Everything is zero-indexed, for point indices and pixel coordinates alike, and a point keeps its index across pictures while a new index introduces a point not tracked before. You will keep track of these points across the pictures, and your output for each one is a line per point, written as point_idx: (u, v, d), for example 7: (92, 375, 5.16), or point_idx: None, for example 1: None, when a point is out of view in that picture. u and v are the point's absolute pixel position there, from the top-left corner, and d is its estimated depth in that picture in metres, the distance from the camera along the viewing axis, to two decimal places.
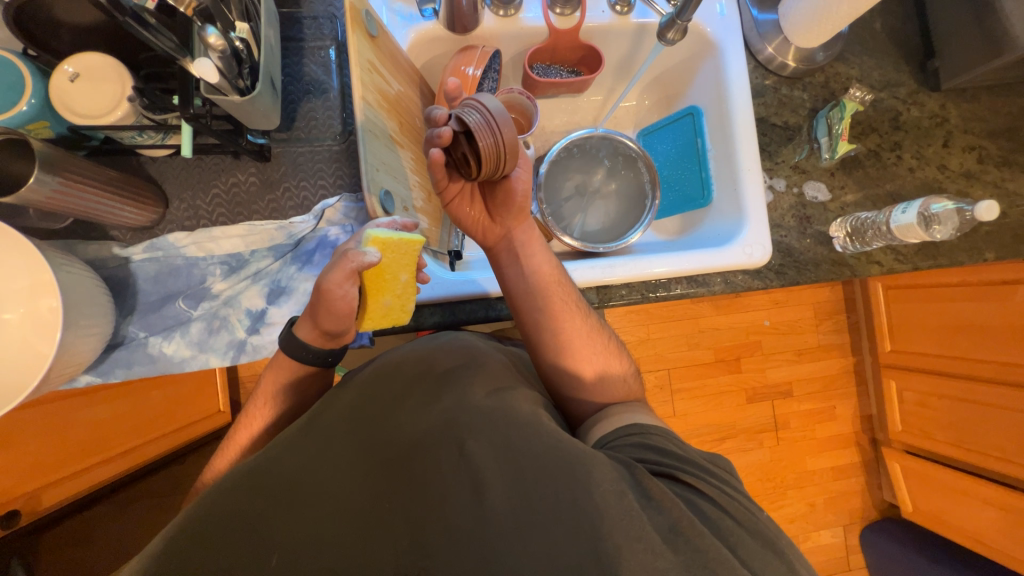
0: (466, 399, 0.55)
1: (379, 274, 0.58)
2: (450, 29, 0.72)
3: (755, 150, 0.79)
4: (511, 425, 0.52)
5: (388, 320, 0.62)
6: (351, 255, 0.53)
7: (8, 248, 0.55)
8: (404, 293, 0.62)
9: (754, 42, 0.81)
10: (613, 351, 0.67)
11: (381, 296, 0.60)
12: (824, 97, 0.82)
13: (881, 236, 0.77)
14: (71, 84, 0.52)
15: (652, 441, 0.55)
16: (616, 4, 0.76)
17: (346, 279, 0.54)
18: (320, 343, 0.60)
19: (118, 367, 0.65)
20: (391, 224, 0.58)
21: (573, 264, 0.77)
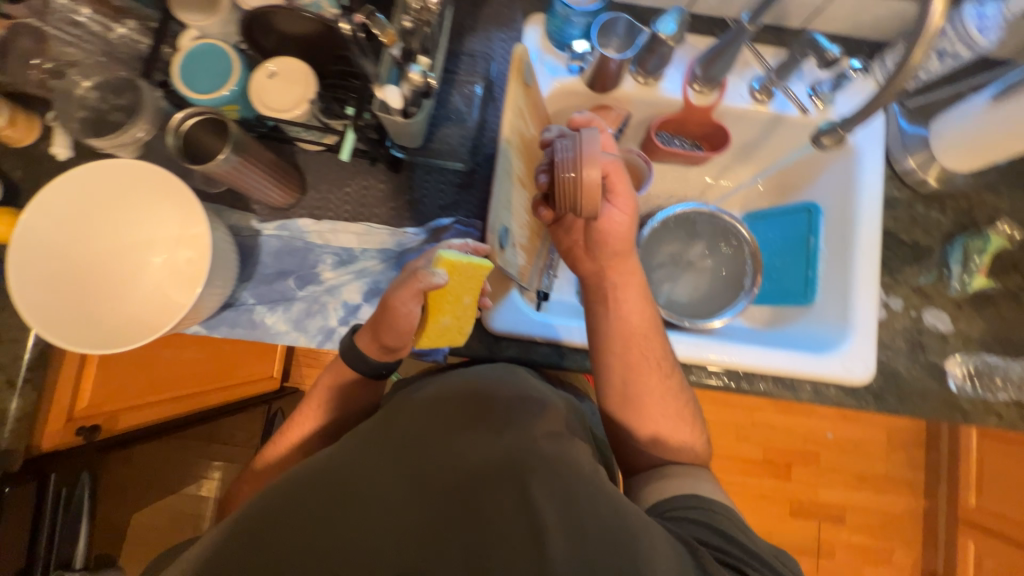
0: (531, 440, 0.54)
1: (443, 295, 0.59)
2: (590, 86, 0.76)
3: (874, 261, 0.75)
4: (575, 480, 0.51)
5: (445, 339, 0.63)
6: (419, 275, 0.55)
7: (176, 202, 0.63)
8: (463, 314, 0.63)
9: (895, 152, 0.78)
10: (687, 416, 0.65)
11: (441, 316, 0.61)
12: (964, 224, 0.77)
13: (1009, 386, 0.71)
14: (268, 80, 0.60)
15: (717, 523, 0.53)
16: (756, 92, 0.77)
17: (411, 298, 0.56)
18: (377, 354, 0.63)
19: (223, 325, 0.70)
20: (463, 247, 0.59)
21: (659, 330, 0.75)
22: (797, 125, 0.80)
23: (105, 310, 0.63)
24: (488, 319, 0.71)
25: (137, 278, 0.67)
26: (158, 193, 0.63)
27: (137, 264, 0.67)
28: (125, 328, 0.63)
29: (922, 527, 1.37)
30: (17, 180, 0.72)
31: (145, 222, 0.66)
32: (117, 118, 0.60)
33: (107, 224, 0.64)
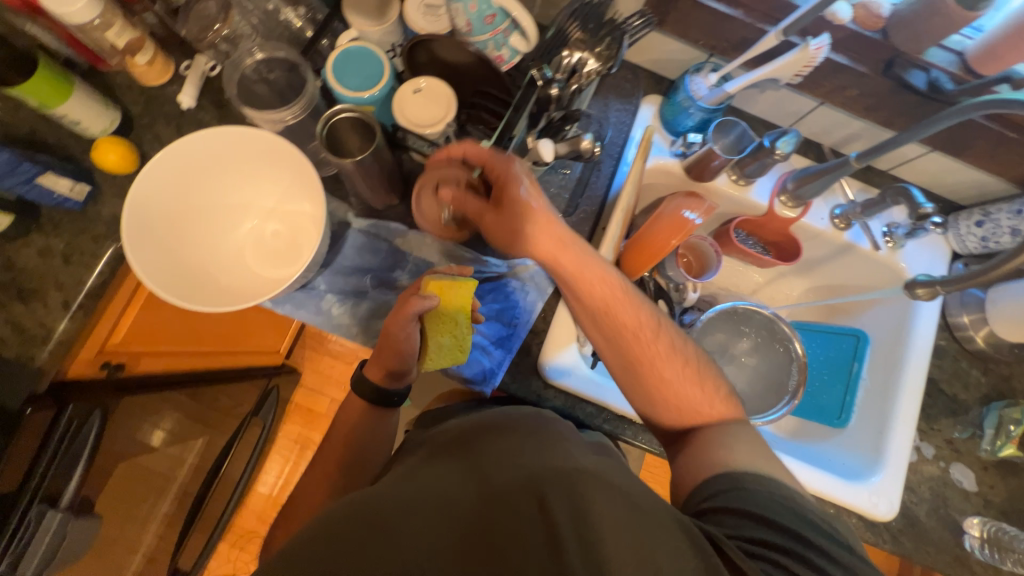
0: (544, 459, 0.52)
1: (439, 317, 0.63)
2: (687, 170, 0.81)
3: (915, 403, 0.77)
4: (590, 482, 0.49)
5: (450, 357, 0.67)
6: (413, 300, 0.60)
7: (287, 179, 0.66)
8: (462, 332, 0.65)
9: (952, 306, 0.82)
10: (708, 389, 0.59)
11: (441, 337, 0.64)
12: (1002, 389, 0.80)
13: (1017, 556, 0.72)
14: (412, 94, 0.63)
15: (749, 508, 0.49)
16: (836, 218, 0.82)
17: (407, 323, 0.62)
18: (386, 382, 0.69)
19: (291, 304, 0.71)
20: (448, 271, 0.65)
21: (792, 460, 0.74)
22: (865, 257, 0.84)
23: (195, 265, 0.64)
24: (545, 365, 0.72)
25: (229, 240, 0.68)
26: (274, 166, 0.65)
27: (230, 226, 0.69)
28: (213, 287, 0.64)
29: None
30: (134, 115, 0.74)
31: (246, 188, 0.68)
32: (265, 91, 0.63)
33: (214, 183, 0.66)
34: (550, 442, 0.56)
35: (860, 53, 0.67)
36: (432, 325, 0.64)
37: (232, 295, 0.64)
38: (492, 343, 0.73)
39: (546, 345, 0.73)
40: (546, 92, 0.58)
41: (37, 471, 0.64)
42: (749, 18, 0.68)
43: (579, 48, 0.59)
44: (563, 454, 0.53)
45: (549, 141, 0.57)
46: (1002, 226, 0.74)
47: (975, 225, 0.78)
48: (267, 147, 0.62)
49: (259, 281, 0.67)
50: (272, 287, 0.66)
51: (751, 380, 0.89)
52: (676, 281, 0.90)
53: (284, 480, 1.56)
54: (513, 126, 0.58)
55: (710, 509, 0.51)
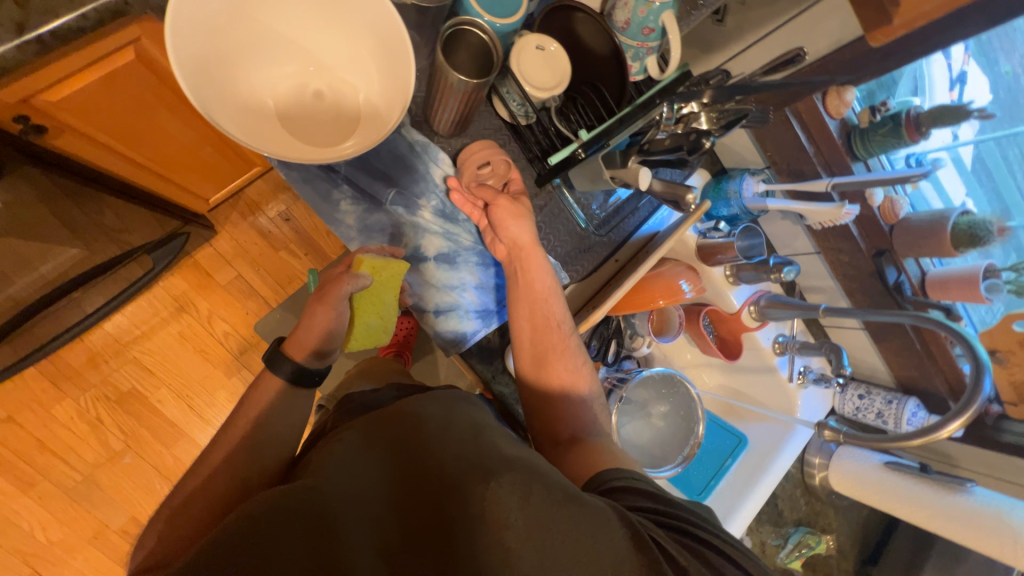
0: (495, 448, 0.50)
1: (369, 295, 0.65)
2: (698, 248, 0.89)
3: (761, 497, 0.95)
4: (521, 470, 0.46)
5: (372, 340, 0.69)
6: (344, 281, 0.61)
7: (369, 47, 0.59)
8: (388, 314, 0.69)
9: (812, 448, 1.02)
10: (578, 366, 0.66)
11: (367, 317, 0.67)
12: (809, 519, 1.01)
13: None
14: (534, 49, 0.61)
15: (643, 487, 0.51)
16: (776, 342, 0.98)
17: (340, 300, 0.62)
18: (304, 358, 0.61)
19: (307, 180, 0.65)
20: (380, 253, 0.66)
21: (733, 522, 0.92)
22: (777, 383, 1.00)
23: (218, 80, 0.54)
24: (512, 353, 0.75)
25: (269, 77, 0.58)
26: (368, 30, 0.58)
27: (282, 63, 0.58)
28: (230, 116, 0.55)
29: None
30: None
31: (314, 26, 0.58)
32: None
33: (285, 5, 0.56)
34: (490, 437, 0.52)
35: (868, 234, 0.80)
36: (360, 303, 0.65)
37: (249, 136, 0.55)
38: (476, 311, 0.73)
39: None
40: None
41: None
42: (816, 159, 0.76)
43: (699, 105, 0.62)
44: (506, 445, 0.51)
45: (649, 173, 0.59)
46: (874, 405, 0.95)
47: (858, 395, 0.98)
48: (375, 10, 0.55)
49: (290, 134, 0.59)
50: (293, 153, 0.58)
51: (653, 440, 1.00)
52: (635, 330, 0.99)
53: (141, 331, 1.36)
54: (610, 135, 0.61)
55: (617, 492, 0.50)
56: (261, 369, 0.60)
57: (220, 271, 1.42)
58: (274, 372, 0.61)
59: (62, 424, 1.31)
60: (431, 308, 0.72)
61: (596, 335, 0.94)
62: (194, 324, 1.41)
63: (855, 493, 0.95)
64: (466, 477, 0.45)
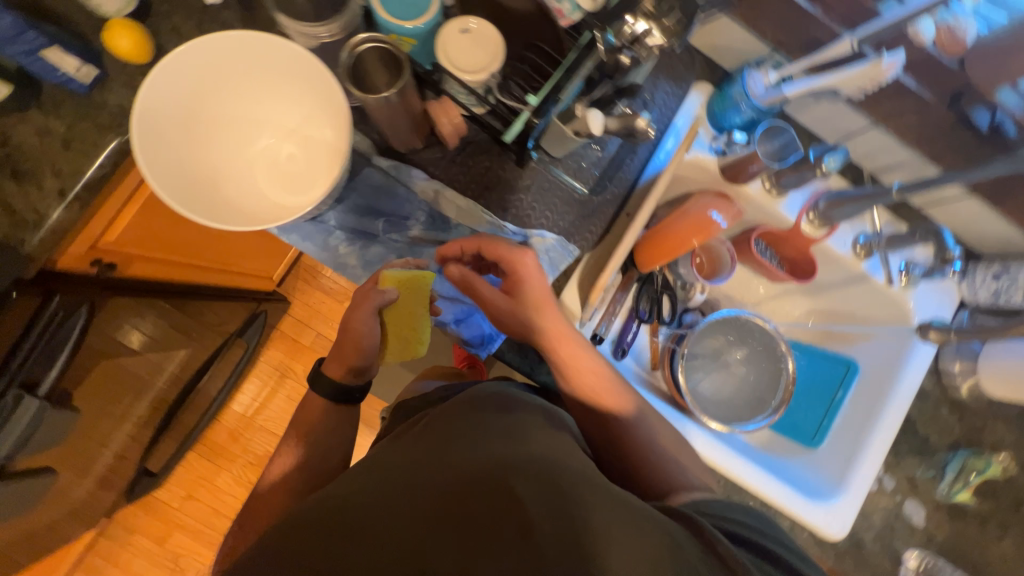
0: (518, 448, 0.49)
1: (397, 310, 0.67)
2: (723, 171, 0.78)
3: (892, 430, 0.80)
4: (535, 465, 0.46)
5: (407, 353, 0.70)
6: (370, 293, 0.64)
7: (308, 96, 0.62)
8: (421, 327, 0.69)
9: (946, 353, 0.83)
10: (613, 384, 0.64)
11: (402, 331, 0.68)
12: (971, 439, 0.83)
13: None
14: (457, 34, 0.59)
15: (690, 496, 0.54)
16: (858, 245, 0.81)
17: (370, 316, 0.65)
18: (341, 377, 0.67)
19: (298, 234, 0.69)
20: (403, 265, 0.69)
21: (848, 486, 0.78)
22: (875, 291, 0.84)
23: (204, 179, 0.61)
24: None
25: (247, 159, 0.65)
26: (298, 82, 0.60)
27: (253, 144, 0.65)
28: (224, 206, 0.61)
29: None
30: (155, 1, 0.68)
31: (262, 99, 0.63)
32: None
33: (227, 93, 0.61)
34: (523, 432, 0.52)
35: (930, 80, 0.65)
36: (389, 317, 0.68)
37: (245, 217, 0.61)
38: None
39: None
40: (619, 59, 0.59)
41: (16, 359, 0.64)
42: (825, 19, 0.64)
43: (645, 19, 0.58)
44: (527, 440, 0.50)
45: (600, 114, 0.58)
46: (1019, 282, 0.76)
47: (992, 277, 0.79)
48: (301, 66, 0.57)
49: (283, 199, 0.65)
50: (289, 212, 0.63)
51: (737, 390, 0.90)
52: (686, 280, 0.91)
53: (260, 402, 1.58)
54: (560, 89, 0.57)
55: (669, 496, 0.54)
56: (314, 413, 0.67)
57: (303, 334, 1.61)
58: (324, 414, 0.67)
59: (227, 492, 1.57)
60: (450, 318, 0.73)
61: (643, 296, 0.90)
62: (298, 386, 1.60)
63: (998, 388, 0.77)
64: (483, 480, 0.45)
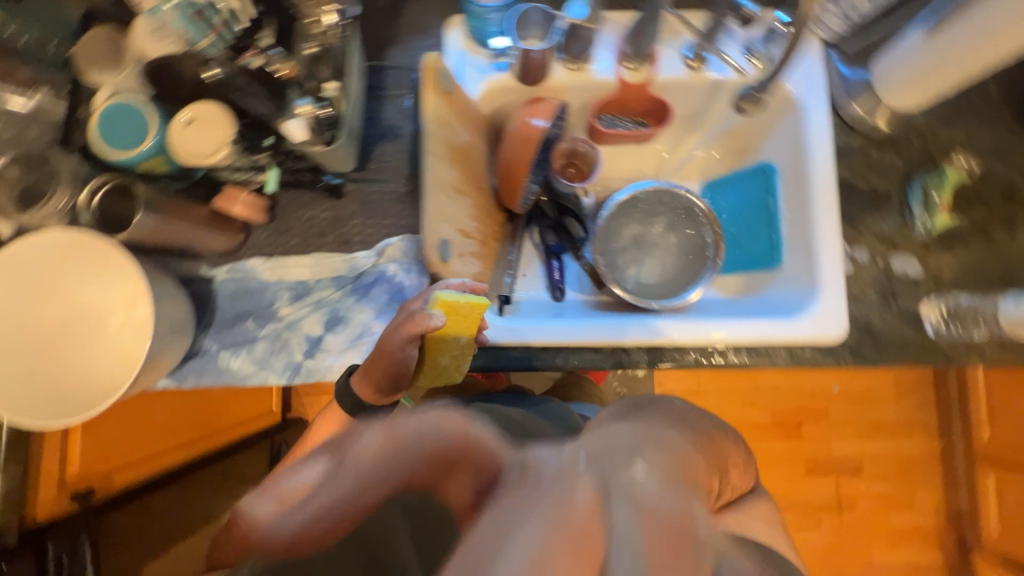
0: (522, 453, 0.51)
1: (438, 334, 0.57)
2: (520, 80, 0.74)
3: (834, 200, 0.73)
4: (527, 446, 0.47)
5: (443, 377, 0.60)
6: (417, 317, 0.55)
7: (101, 268, 0.61)
8: (461, 353, 0.61)
9: (840, 100, 0.75)
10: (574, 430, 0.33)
11: (436, 354, 0.59)
12: (922, 163, 0.74)
13: (983, 323, 0.70)
14: (184, 128, 0.59)
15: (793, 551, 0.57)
16: (689, 59, 0.76)
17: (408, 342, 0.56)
18: (373, 400, 0.59)
19: (190, 375, 0.70)
20: (460, 287, 0.60)
21: (820, 302, 0.71)
22: (736, 88, 0.78)
23: (37, 367, 0.63)
24: None
25: (90, 342, 0.67)
26: (87, 265, 0.61)
27: (100, 331, 0.67)
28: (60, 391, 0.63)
29: (909, 451, 1.71)
30: None
31: (79, 286, 0.63)
32: (47, 189, 0.61)
33: (49, 298, 0.63)
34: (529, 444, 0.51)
35: None
36: (430, 341, 0.58)
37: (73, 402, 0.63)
38: None
39: None
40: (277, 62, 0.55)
41: None
42: None
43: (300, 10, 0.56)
44: None
45: (293, 120, 0.55)
46: None
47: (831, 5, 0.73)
48: (102, 263, 0.60)
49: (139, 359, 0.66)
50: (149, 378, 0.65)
51: (677, 260, 0.85)
52: (567, 193, 0.86)
53: None
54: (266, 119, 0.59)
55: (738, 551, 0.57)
56: None
57: None
58: None
59: None
60: None
61: (546, 230, 0.89)
62: None
63: (907, 93, 0.70)
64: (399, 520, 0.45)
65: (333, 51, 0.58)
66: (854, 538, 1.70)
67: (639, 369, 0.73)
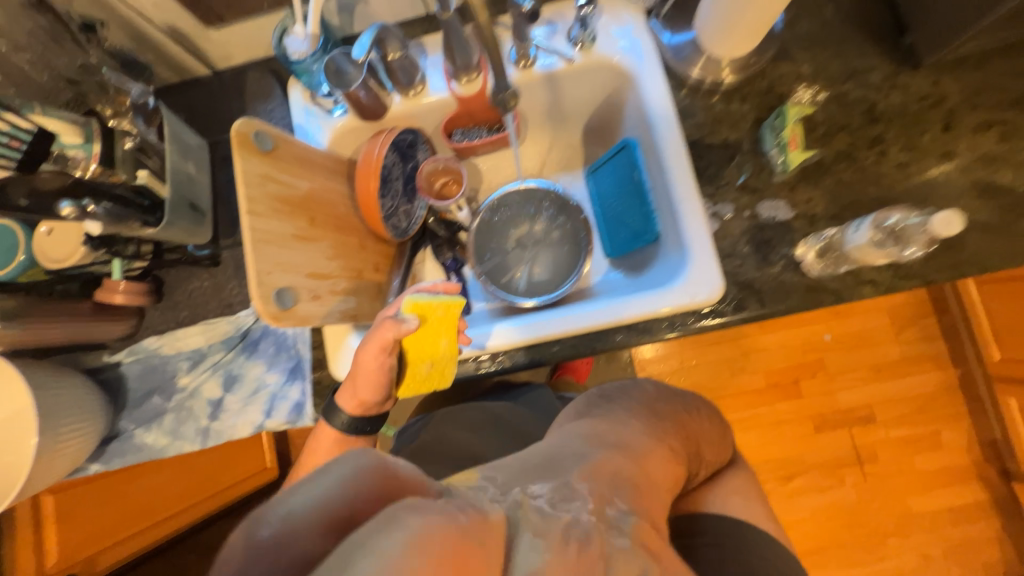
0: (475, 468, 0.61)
1: (416, 336, 0.65)
2: (363, 118, 0.78)
3: (686, 159, 0.72)
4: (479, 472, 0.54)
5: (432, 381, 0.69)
6: (388, 324, 0.62)
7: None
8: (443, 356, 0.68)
9: (678, 66, 0.76)
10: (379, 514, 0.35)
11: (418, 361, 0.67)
12: (772, 104, 0.73)
13: (848, 258, 0.66)
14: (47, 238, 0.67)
15: None
16: (517, 61, 0.76)
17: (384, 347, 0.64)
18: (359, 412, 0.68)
19: (114, 457, 0.75)
20: (432, 290, 0.68)
21: (691, 269, 0.69)
22: (572, 75, 0.78)
23: None
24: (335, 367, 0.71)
25: (16, 446, 0.66)
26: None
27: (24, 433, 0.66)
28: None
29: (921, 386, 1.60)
30: None
31: None
32: None
33: None
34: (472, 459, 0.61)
35: None
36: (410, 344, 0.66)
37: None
38: (285, 380, 0.74)
39: (326, 352, 0.72)
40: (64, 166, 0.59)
41: None
42: None
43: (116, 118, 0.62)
44: None
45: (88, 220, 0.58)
46: None
47: None
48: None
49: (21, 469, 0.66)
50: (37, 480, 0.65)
51: (566, 251, 0.86)
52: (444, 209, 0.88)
53: None
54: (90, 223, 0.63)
55: None
56: None
57: None
58: None
59: None
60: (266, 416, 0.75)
61: (441, 248, 0.91)
62: None
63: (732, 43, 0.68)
64: None
65: (152, 143, 0.63)
66: (885, 491, 1.58)
67: (520, 368, 0.73)
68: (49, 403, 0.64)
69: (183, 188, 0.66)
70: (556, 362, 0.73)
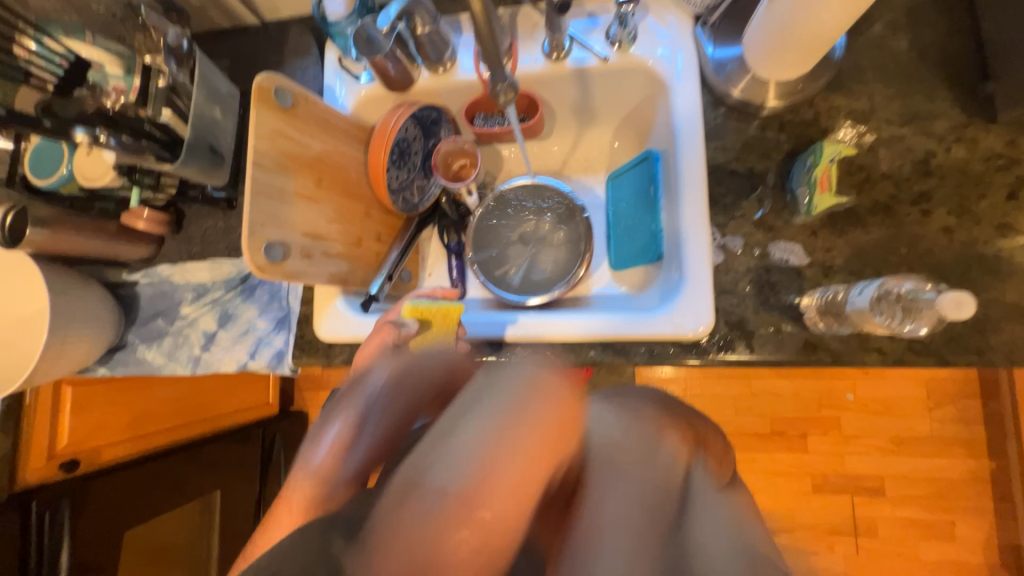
0: None
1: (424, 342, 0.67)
2: (389, 88, 0.79)
3: (703, 183, 0.67)
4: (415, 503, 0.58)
5: None
6: (388, 328, 0.65)
7: (25, 275, 0.74)
8: None
9: (717, 85, 0.69)
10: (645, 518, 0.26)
11: None
12: (811, 138, 0.67)
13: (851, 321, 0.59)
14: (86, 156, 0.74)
15: None
16: (550, 53, 0.74)
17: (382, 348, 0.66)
18: None
19: (118, 365, 0.83)
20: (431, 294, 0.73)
21: (679, 298, 0.66)
22: (604, 75, 0.75)
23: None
24: (319, 325, 0.76)
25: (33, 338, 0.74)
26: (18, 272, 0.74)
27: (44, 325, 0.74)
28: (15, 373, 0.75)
29: (945, 471, 1.47)
30: None
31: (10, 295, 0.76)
32: None
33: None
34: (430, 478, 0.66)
35: None
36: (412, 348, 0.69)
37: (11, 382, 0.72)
38: (273, 328, 0.78)
39: (314, 309, 0.76)
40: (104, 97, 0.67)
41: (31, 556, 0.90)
42: None
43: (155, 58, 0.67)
44: None
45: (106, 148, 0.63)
46: None
47: None
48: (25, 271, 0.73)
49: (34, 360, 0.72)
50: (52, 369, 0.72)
51: (568, 254, 0.85)
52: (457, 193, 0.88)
53: None
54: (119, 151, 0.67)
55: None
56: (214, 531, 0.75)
57: None
58: None
59: None
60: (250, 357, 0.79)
61: (445, 230, 0.90)
62: None
63: (793, 63, 0.61)
64: None
65: (184, 85, 0.68)
66: (879, 569, 1.47)
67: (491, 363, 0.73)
68: (63, 303, 0.71)
69: (204, 129, 0.69)
70: (524, 365, 0.72)
